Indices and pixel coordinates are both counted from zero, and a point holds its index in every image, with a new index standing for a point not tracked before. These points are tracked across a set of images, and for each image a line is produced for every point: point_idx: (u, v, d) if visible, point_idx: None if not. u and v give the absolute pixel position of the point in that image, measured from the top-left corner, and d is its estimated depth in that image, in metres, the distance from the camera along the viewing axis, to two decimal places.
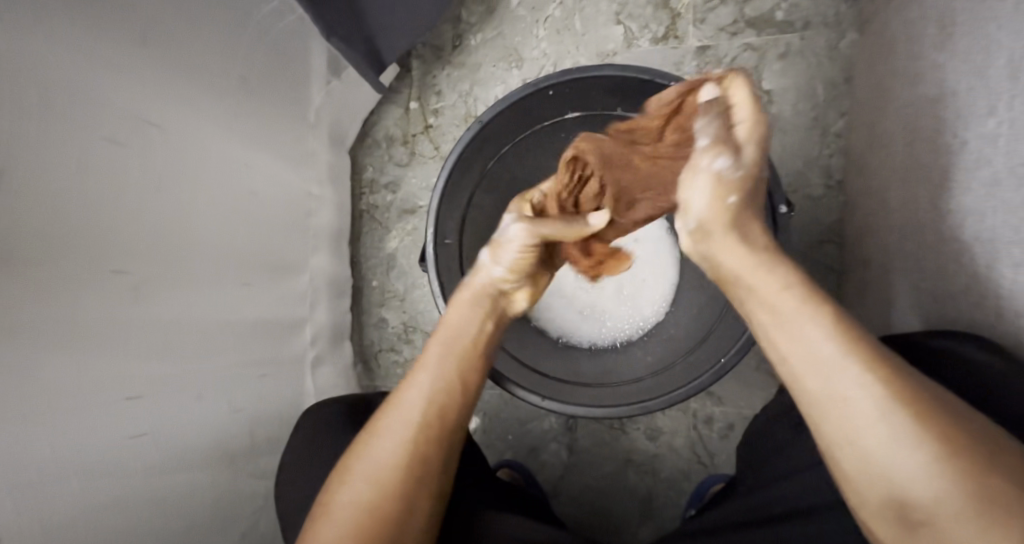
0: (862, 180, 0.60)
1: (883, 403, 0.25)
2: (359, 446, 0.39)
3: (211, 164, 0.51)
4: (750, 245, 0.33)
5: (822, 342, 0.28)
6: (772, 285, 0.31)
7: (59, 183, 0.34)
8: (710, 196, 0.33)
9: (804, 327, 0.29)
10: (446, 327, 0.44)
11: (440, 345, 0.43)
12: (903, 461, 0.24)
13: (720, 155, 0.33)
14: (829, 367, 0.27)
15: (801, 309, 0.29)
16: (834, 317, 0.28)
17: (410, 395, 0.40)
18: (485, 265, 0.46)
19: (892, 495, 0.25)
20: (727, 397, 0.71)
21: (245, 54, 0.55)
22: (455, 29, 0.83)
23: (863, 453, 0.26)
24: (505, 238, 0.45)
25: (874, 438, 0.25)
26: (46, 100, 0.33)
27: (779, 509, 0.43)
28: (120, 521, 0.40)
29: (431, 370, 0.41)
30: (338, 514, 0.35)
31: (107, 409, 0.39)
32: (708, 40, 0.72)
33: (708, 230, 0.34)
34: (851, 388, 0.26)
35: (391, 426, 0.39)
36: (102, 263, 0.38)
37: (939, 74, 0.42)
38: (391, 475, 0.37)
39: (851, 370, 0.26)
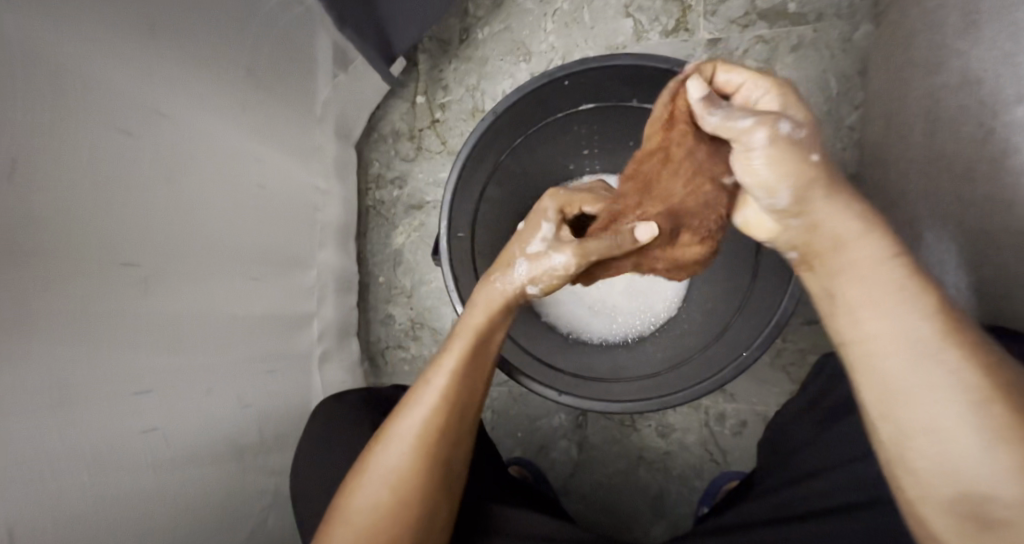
0: (878, 172, 0.59)
1: (976, 393, 0.26)
2: (373, 446, 0.39)
3: (220, 155, 0.50)
4: (855, 210, 0.30)
5: (917, 321, 0.28)
6: (869, 256, 0.30)
7: (71, 172, 0.33)
8: (785, 165, 0.30)
9: (903, 306, 0.29)
10: (471, 330, 0.42)
11: (461, 345, 0.41)
12: (971, 441, 0.26)
13: (779, 119, 0.30)
14: (922, 347, 0.28)
15: (906, 282, 0.29)
16: (942, 303, 0.28)
17: (426, 398, 0.39)
18: (521, 278, 0.44)
19: (950, 471, 0.27)
20: (739, 393, 0.70)
21: (253, 46, 0.55)
22: (462, 23, 0.82)
23: (934, 439, 0.27)
24: (546, 263, 0.43)
25: (956, 426, 0.26)
26: (57, 86, 0.32)
27: (807, 508, 0.42)
28: (130, 517, 0.39)
29: (450, 373, 0.40)
30: (360, 512, 0.36)
31: (115, 405, 0.38)
32: (718, 32, 0.72)
33: (802, 198, 0.30)
34: (941, 371, 0.27)
35: (405, 431, 0.38)
36: (112, 255, 0.37)
37: (961, 63, 0.41)
38: (406, 479, 0.37)
39: (945, 354, 0.27)
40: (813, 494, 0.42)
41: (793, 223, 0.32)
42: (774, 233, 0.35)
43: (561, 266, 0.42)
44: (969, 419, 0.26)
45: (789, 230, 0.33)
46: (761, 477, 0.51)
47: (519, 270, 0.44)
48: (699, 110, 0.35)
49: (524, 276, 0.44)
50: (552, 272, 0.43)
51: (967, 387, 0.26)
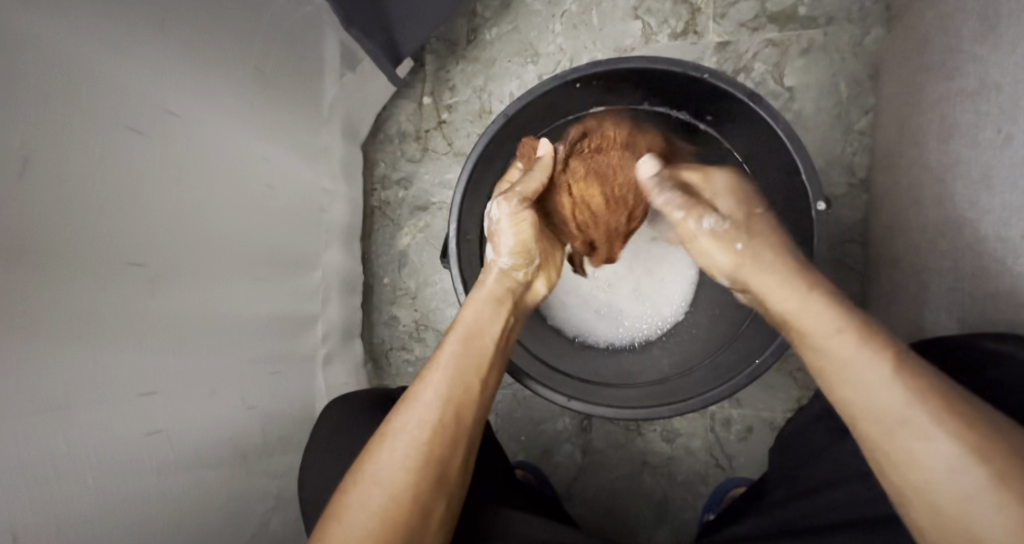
0: (889, 177, 0.58)
1: (957, 454, 0.28)
2: (369, 449, 0.38)
3: (228, 156, 0.50)
4: (782, 280, 0.40)
5: (888, 389, 0.31)
6: (827, 327, 0.35)
7: (80, 170, 0.33)
8: (723, 251, 0.44)
9: (865, 376, 0.33)
10: (463, 326, 0.44)
11: (456, 343, 0.43)
12: (956, 492, 0.28)
13: (700, 217, 0.44)
14: (896, 415, 0.31)
15: (860, 352, 0.33)
16: (895, 358, 0.32)
17: (424, 394, 0.40)
18: (492, 260, 0.50)
19: (947, 523, 0.29)
20: (746, 400, 0.69)
21: (261, 45, 0.54)
22: (470, 23, 0.82)
23: (930, 496, 0.29)
24: (495, 232, 0.49)
25: (944, 485, 0.29)
26: (70, 84, 0.32)
27: (822, 520, 0.41)
28: (135, 520, 0.39)
29: (445, 370, 0.41)
30: (354, 517, 0.35)
31: (120, 406, 0.37)
32: (728, 35, 0.71)
33: (742, 276, 0.43)
34: (918, 435, 0.30)
35: (402, 430, 0.38)
36: (120, 254, 0.37)
37: (979, 68, 0.41)
38: (404, 480, 0.36)
39: (920, 418, 0.30)
40: (826, 505, 0.42)
41: (747, 293, 0.44)
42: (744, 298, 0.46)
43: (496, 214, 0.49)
44: (954, 479, 0.28)
45: (753, 296, 0.43)
46: (773, 488, 0.50)
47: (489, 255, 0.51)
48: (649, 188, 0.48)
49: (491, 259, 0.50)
50: (502, 235, 0.49)
51: (948, 452, 0.29)
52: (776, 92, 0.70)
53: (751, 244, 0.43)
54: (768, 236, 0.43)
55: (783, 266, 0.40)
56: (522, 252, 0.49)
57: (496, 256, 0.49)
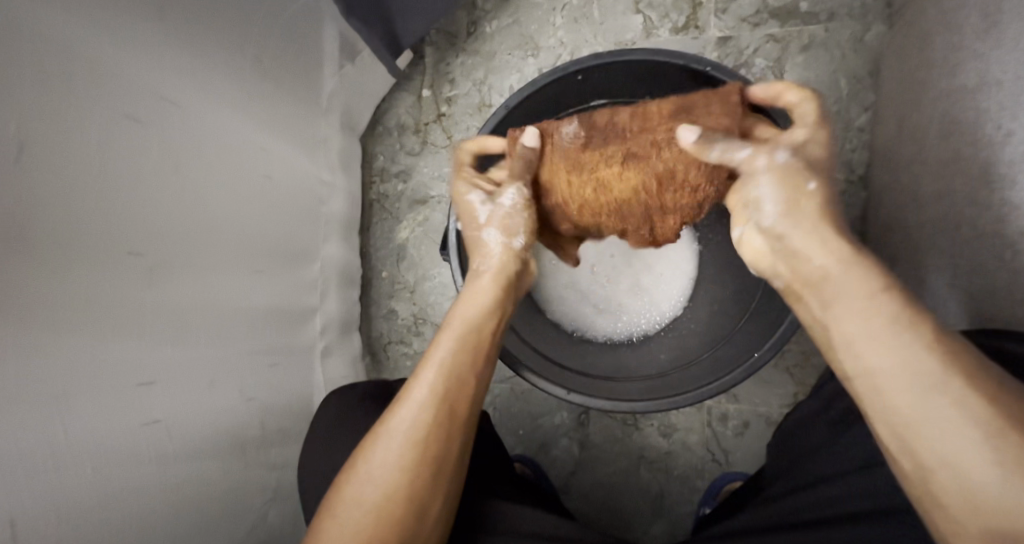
0: (889, 174, 0.58)
1: (990, 428, 0.26)
2: (363, 447, 0.38)
3: (226, 146, 0.50)
4: (828, 235, 0.35)
5: (918, 352, 0.29)
6: (863, 290, 0.32)
7: (77, 157, 0.33)
8: (787, 191, 0.37)
9: (895, 338, 0.30)
10: (458, 322, 0.43)
11: (451, 338, 0.42)
12: (977, 460, 0.26)
13: (772, 152, 0.39)
14: (928, 381, 0.28)
15: (892, 318, 0.30)
16: (934, 330, 0.29)
17: (417, 392, 0.39)
18: (495, 241, 0.48)
19: (964, 495, 0.27)
20: (743, 395, 0.70)
21: (260, 34, 0.54)
22: (470, 16, 0.81)
23: (959, 474, 0.27)
24: (501, 208, 0.48)
25: (975, 463, 0.26)
26: (67, 71, 0.32)
27: (817, 514, 0.42)
28: (129, 513, 0.38)
29: (437, 368, 0.40)
30: (350, 514, 0.35)
31: (119, 396, 0.37)
32: (729, 30, 0.71)
33: (781, 229, 0.37)
34: (946, 399, 0.27)
35: (395, 429, 0.38)
36: (118, 244, 0.37)
37: (981, 64, 0.41)
38: (397, 478, 0.36)
39: (952, 386, 0.28)
40: (823, 500, 0.42)
41: (778, 245, 0.38)
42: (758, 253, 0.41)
43: (512, 200, 0.47)
44: (983, 453, 0.26)
45: (783, 257, 0.38)
46: (771, 482, 0.50)
47: (489, 236, 0.49)
48: (698, 149, 0.40)
49: (496, 239, 0.48)
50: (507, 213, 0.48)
51: (977, 419, 0.26)
52: None
53: (822, 190, 0.37)
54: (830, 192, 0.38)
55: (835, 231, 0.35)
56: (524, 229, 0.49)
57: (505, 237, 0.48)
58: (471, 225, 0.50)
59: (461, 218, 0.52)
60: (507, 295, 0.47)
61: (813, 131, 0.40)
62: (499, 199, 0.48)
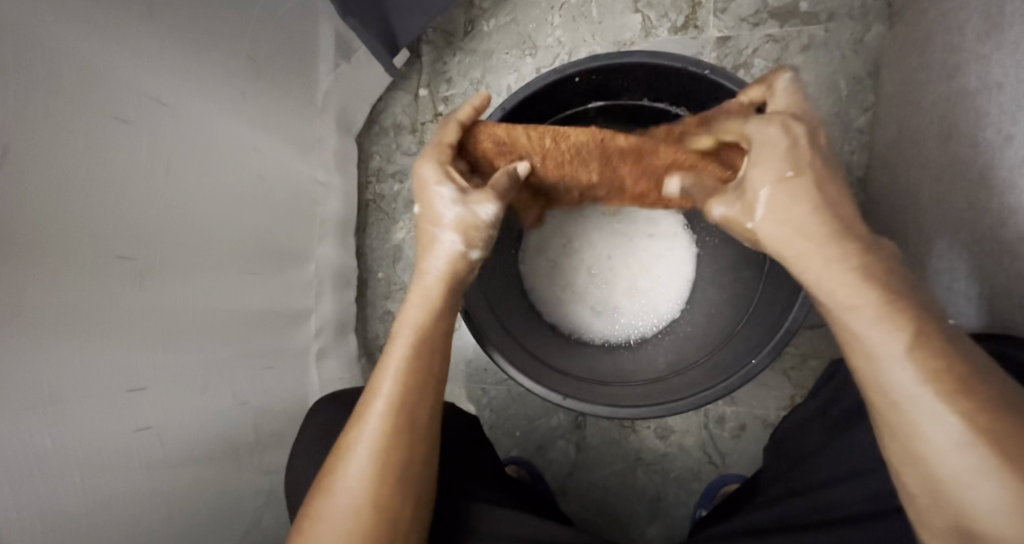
0: (888, 176, 0.58)
1: (966, 440, 0.26)
2: (333, 462, 0.38)
3: (217, 147, 0.49)
4: (815, 240, 0.33)
5: (901, 365, 0.29)
6: (847, 297, 0.31)
7: (65, 159, 0.32)
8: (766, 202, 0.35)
9: (875, 345, 0.30)
10: (410, 327, 0.42)
11: (404, 345, 0.41)
12: (952, 469, 0.27)
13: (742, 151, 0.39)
14: (905, 390, 0.29)
15: (875, 327, 0.30)
16: (918, 334, 0.29)
17: (376, 405, 0.39)
18: (451, 247, 0.43)
19: (950, 502, 0.28)
20: (740, 397, 0.69)
21: (253, 33, 0.53)
22: (467, 14, 0.81)
23: (933, 478, 0.28)
24: (471, 215, 0.42)
25: (948, 473, 0.27)
26: (53, 72, 0.31)
27: (812, 518, 0.42)
28: (120, 520, 0.38)
29: (394, 376, 0.40)
30: (323, 529, 0.35)
31: (110, 401, 0.37)
32: (728, 30, 0.70)
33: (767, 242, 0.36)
34: (923, 413, 0.28)
35: (359, 442, 0.38)
36: (105, 249, 0.36)
37: (982, 67, 0.40)
38: (364, 491, 0.36)
39: (927, 398, 0.28)
40: (818, 505, 0.42)
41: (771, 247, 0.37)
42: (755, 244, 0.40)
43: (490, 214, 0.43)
44: (956, 462, 0.27)
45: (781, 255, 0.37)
46: (767, 487, 0.50)
47: (446, 239, 0.43)
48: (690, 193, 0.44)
49: (453, 246, 0.43)
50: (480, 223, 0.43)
51: (953, 430, 0.27)
52: None
53: (773, 201, 0.34)
54: (812, 197, 0.34)
55: (823, 236, 0.33)
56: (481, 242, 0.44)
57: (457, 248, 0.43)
58: (425, 220, 0.44)
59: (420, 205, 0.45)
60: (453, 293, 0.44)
61: (761, 150, 0.35)
62: (473, 207, 0.42)
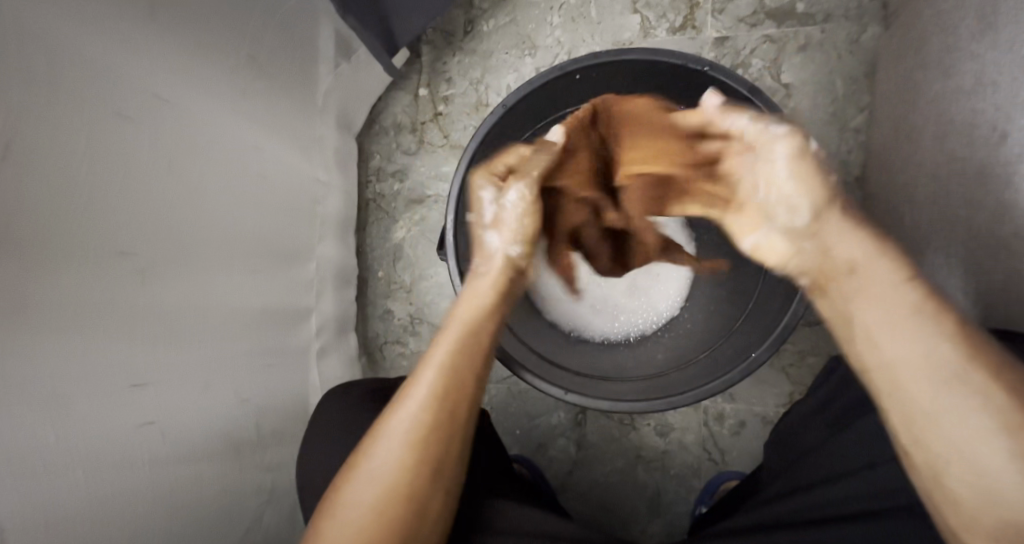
0: (884, 174, 0.59)
1: (1009, 425, 0.26)
2: (365, 444, 0.38)
3: (219, 143, 0.49)
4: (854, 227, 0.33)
5: (938, 346, 0.28)
6: (883, 278, 0.31)
7: (69, 156, 0.32)
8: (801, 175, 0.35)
9: (919, 327, 0.29)
10: (459, 321, 0.42)
11: (451, 338, 0.41)
12: (1003, 461, 0.26)
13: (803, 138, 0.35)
14: (949, 371, 0.28)
15: (916, 307, 0.29)
16: (955, 318, 0.29)
17: (417, 391, 0.38)
18: (499, 245, 0.46)
19: (978, 491, 0.27)
20: (739, 395, 0.70)
21: (254, 31, 0.53)
22: (467, 14, 0.81)
23: (976, 471, 0.27)
24: (508, 205, 0.45)
25: (1004, 467, 0.26)
26: (54, 68, 0.31)
27: (815, 514, 0.42)
28: (123, 517, 0.38)
29: (438, 366, 0.39)
30: (349, 513, 0.34)
31: (111, 398, 0.37)
32: (726, 31, 0.71)
33: (821, 215, 0.34)
34: (972, 395, 0.27)
35: (394, 427, 0.37)
36: (107, 245, 0.36)
37: (976, 66, 0.41)
38: (396, 478, 0.35)
39: (968, 377, 0.27)
40: (819, 499, 0.42)
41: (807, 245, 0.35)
42: (784, 259, 0.37)
43: (519, 196, 0.44)
44: (1010, 449, 0.25)
45: (813, 250, 0.35)
46: (769, 483, 0.50)
47: (492, 239, 0.46)
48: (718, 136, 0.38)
49: (499, 244, 0.46)
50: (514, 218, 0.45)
51: (1002, 412, 0.26)
52: (773, 89, 0.70)
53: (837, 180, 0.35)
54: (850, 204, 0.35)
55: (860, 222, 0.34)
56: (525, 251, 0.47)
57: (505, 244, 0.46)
58: (476, 224, 0.47)
59: (473, 211, 0.48)
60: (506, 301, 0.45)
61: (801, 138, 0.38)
62: (505, 199, 0.45)
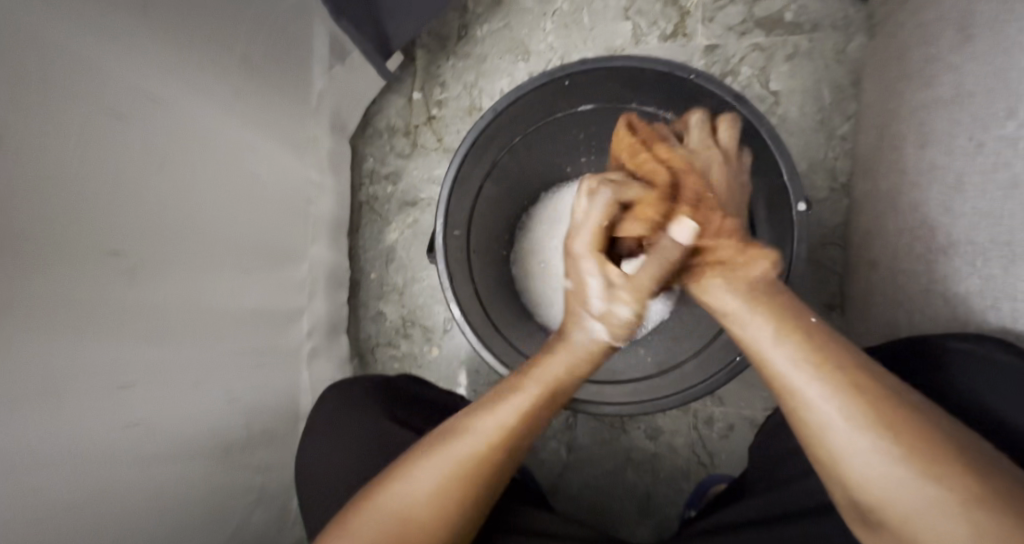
0: (869, 181, 0.60)
1: (847, 413, 0.27)
2: (412, 456, 0.35)
3: (212, 144, 0.49)
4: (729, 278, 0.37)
5: (779, 348, 0.31)
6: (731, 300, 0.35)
7: (62, 156, 0.33)
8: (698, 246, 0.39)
9: (754, 333, 0.33)
10: (548, 376, 0.38)
11: (535, 389, 0.37)
12: (853, 444, 0.27)
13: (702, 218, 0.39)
14: (783, 370, 0.31)
15: (748, 313, 0.34)
16: (786, 321, 0.33)
17: (487, 426, 0.36)
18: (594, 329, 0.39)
19: (846, 473, 0.28)
20: (728, 397, 0.71)
21: (248, 32, 0.54)
22: (461, 19, 0.82)
23: (842, 464, 0.28)
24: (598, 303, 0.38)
25: (849, 443, 0.27)
26: (49, 69, 0.32)
27: (796, 510, 0.43)
28: (108, 518, 0.38)
29: (516, 409, 0.36)
30: (372, 517, 0.32)
31: (100, 398, 0.37)
32: (716, 39, 0.72)
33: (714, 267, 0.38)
34: (806, 385, 0.29)
35: (453, 453, 0.34)
36: (98, 244, 0.36)
37: (954, 76, 0.42)
38: (432, 503, 0.33)
39: (806, 374, 0.29)
40: (804, 495, 0.43)
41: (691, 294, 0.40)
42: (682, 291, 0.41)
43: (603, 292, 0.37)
44: (860, 438, 0.27)
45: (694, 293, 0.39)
46: (755, 483, 0.51)
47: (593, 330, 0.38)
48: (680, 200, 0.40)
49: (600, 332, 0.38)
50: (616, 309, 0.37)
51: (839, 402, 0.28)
52: (762, 96, 0.71)
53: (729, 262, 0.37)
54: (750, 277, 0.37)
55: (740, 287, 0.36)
56: (634, 291, 0.37)
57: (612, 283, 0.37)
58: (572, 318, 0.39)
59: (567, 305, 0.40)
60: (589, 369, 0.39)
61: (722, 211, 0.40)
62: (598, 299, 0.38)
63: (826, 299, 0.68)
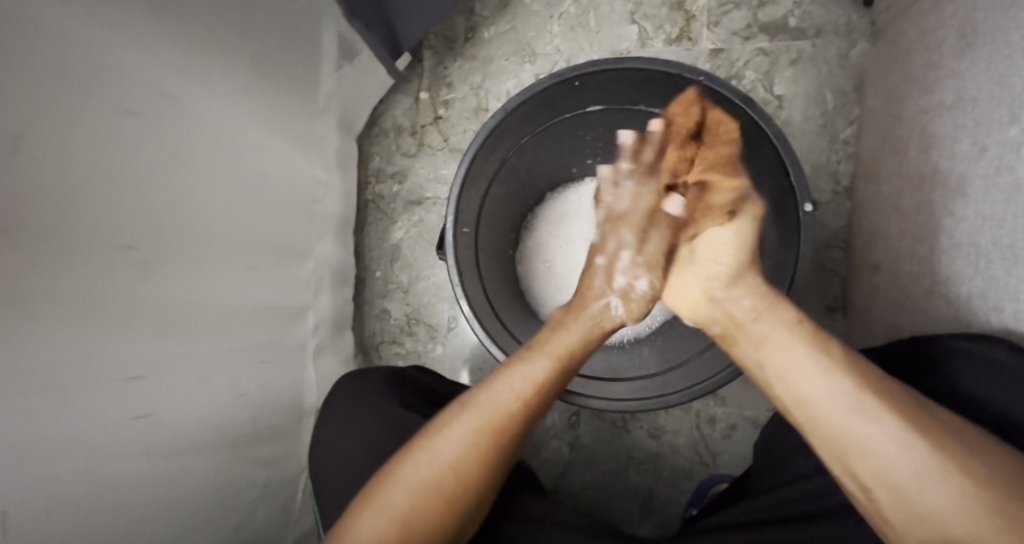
0: (872, 185, 0.61)
1: (903, 437, 0.31)
2: (437, 422, 0.38)
3: (220, 140, 0.50)
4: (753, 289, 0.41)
5: (834, 379, 0.34)
6: (776, 325, 0.39)
7: (73, 151, 0.33)
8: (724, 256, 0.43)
9: (804, 362, 0.36)
10: (557, 347, 0.44)
11: (546, 361, 0.42)
12: (912, 467, 0.30)
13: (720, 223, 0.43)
14: (840, 394, 0.34)
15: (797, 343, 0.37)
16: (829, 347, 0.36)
17: (508, 390, 0.40)
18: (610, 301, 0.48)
19: (908, 497, 0.30)
20: (730, 398, 0.71)
21: (258, 31, 0.54)
22: (468, 21, 0.83)
23: (898, 486, 0.31)
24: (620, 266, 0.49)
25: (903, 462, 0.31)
26: (62, 63, 0.32)
27: (802, 509, 0.44)
28: (115, 509, 0.38)
29: (529, 380, 0.41)
30: (404, 481, 0.35)
31: (110, 390, 0.37)
32: (721, 43, 0.73)
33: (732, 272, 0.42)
34: (867, 412, 0.32)
35: (473, 416, 0.38)
36: (108, 239, 0.36)
37: (958, 82, 0.43)
38: (459, 467, 0.36)
39: (866, 403, 0.33)
40: (809, 493, 0.44)
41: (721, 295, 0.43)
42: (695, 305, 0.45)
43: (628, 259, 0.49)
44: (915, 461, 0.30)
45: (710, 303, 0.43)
46: (759, 480, 0.51)
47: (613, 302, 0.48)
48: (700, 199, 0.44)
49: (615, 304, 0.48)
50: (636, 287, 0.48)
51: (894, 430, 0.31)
52: (766, 100, 0.72)
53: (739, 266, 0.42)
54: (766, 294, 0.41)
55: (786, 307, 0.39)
56: (648, 263, 0.49)
57: (635, 258, 0.49)
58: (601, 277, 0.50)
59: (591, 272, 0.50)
60: (597, 341, 0.47)
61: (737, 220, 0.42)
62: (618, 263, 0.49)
63: (828, 301, 0.69)
